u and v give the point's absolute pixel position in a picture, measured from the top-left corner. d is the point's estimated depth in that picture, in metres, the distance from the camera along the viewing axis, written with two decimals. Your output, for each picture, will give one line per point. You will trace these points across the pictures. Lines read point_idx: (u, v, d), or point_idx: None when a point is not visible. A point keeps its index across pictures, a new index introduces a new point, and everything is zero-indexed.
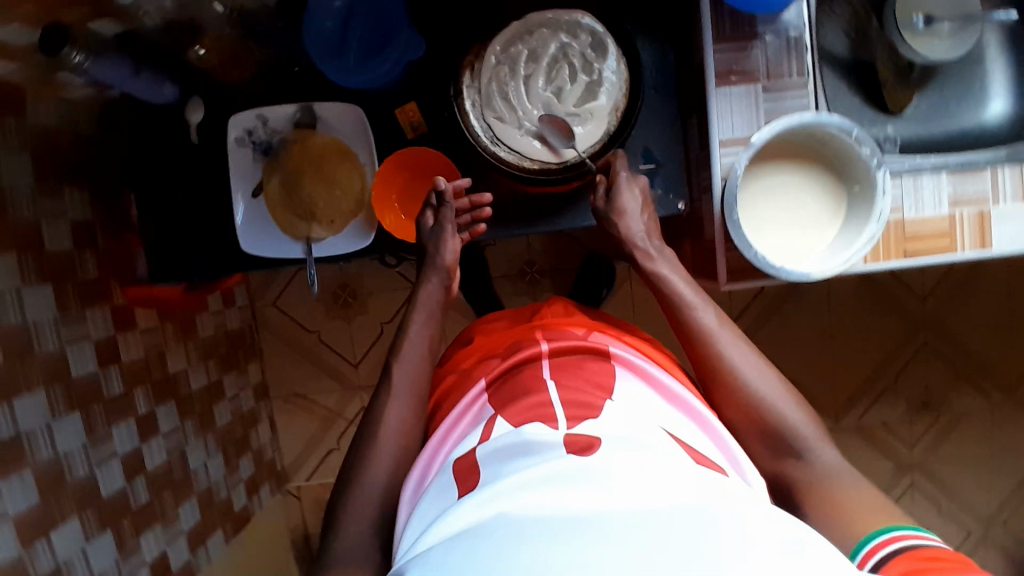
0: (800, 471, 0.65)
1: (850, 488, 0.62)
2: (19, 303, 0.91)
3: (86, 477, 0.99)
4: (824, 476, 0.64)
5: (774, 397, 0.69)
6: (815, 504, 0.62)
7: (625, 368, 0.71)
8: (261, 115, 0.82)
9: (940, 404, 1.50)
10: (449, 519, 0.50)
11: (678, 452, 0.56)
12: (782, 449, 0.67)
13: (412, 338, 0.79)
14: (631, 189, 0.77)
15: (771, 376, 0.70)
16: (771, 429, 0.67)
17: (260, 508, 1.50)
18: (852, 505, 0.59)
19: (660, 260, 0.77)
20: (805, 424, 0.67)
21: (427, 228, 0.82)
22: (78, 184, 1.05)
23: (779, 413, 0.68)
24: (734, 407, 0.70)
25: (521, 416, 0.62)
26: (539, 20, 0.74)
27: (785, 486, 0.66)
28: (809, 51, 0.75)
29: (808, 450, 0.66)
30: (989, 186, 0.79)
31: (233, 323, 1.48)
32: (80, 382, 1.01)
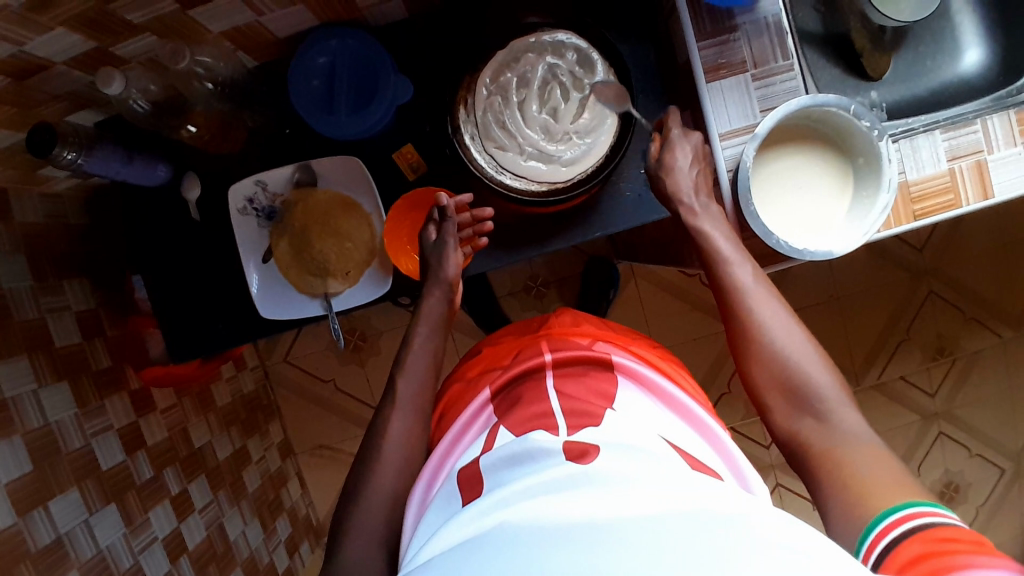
0: (822, 433, 0.66)
1: (866, 455, 0.62)
2: (38, 404, 0.89)
3: (132, 567, 0.97)
4: (844, 440, 0.65)
5: (803, 357, 0.69)
6: (828, 476, 0.63)
7: (628, 378, 0.71)
8: (260, 181, 0.82)
9: (954, 349, 1.52)
10: (449, 532, 0.51)
11: (676, 460, 0.57)
12: (804, 411, 0.68)
13: (416, 351, 0.80)
14: (682, 146, 0.76)
15: (801, 337, 0.70)
16: (794, 392, 0.68)
17: (303, 567, 1.47)
18: (868, 477, 0.60)
19: (704, 215, 0.75)
20: (831, 387, 0.68)
21: (428, 241, 0.82)
22: (76, 274, 1.04)
23: (807, 375, 0.68)
24: (765, 365, 0.70)
25: (521, 427, 0.63)
26: (523, 45, 0.75)
27: (803, 445, 0.67)
28: (790, 34, 0.76)
29: (833, 415, 0.66)
30: (982, 136, 0.81)
31: (248, 386, 1.46)
32: (110, 473, 0.99)
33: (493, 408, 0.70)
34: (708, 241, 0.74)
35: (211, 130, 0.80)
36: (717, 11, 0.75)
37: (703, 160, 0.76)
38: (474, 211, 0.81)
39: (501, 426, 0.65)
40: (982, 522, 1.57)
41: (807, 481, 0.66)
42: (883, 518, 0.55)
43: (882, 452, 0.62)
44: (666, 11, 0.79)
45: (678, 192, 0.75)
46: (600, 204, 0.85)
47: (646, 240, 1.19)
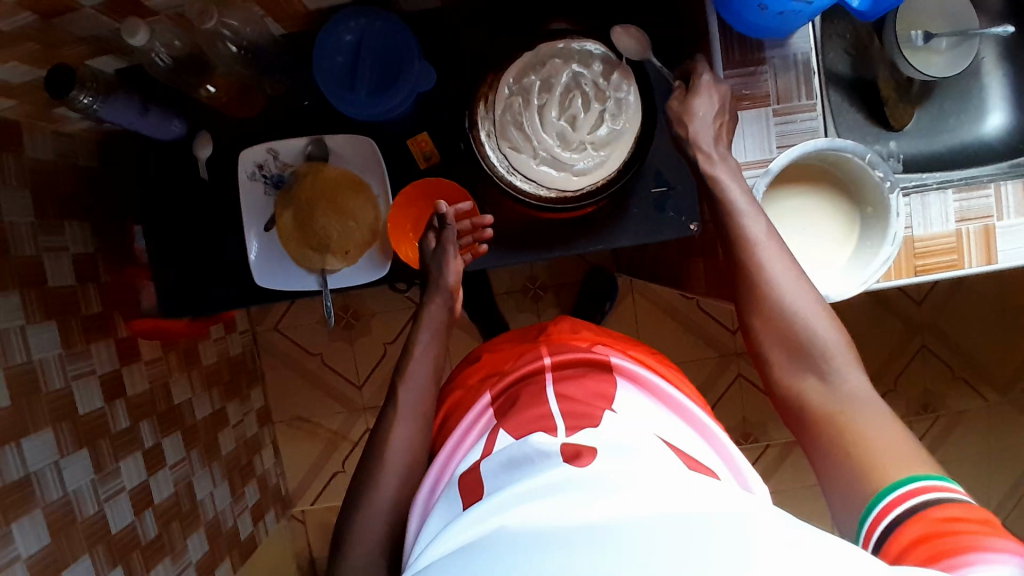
0: (821, 393, 0.65)
1: (866, 418, 0.61)
2: (24, 341, 0.89)
3: (96, 513, 0.97)
4: (842, 402, 0.63)
5: (807, 313, 0.67)
6: (827, 439, 0.62)
7: (629, 380, 0.72)
8: (272, 149, 0.83)
9: (938, 405, 1.53)
10: (451, 535, 0.52)
11: (670, 457, 0.57)
12: (805, 368, 0.66)
13: (418, 358, 0.79)
14: (707, 92, 0.73)
15: (811, 292, 0.68)
16: (798, 349, 0.66)
17: (266, 534, 1.48)
18: (868, 440, 0.60)
19: (721, 165, 0.72)
20: (836, 344, 0.66)
21: (428, 250, 0.81)
22: (79, 215, 1.04)
23: (811, 332, 0.66)
24: (769, 321, 0.68)
25: (524, 428, 0.63)
26: (550, 50, 0.75)
27: (800, 404, 0.66)
28: (817, 74, 0.76)
29: (836, 373, 0.65)
30: (994, 202, 0.81)
31: (235, 348, 1.46)
32: (87, 417, 0.99)
33: (493, 412, 0.70)
34: (722, 193, 0.71)
35: (229, 92, 0.80)
36: (748, 42, 0.75)
37: (726, 112, 0.73)
38: (473, 218, 0.81)
39: (502, 429, 0.65)
40: None
41: (804, 441, 0.65)
42: (893, 490, 0.55)
43: (878, 416, 0.61)
44: (697, 35, 0.79)
45: (698, 145, 0.72)
46: (606, 218, 0.85)
47: (649, 258, 1.19)
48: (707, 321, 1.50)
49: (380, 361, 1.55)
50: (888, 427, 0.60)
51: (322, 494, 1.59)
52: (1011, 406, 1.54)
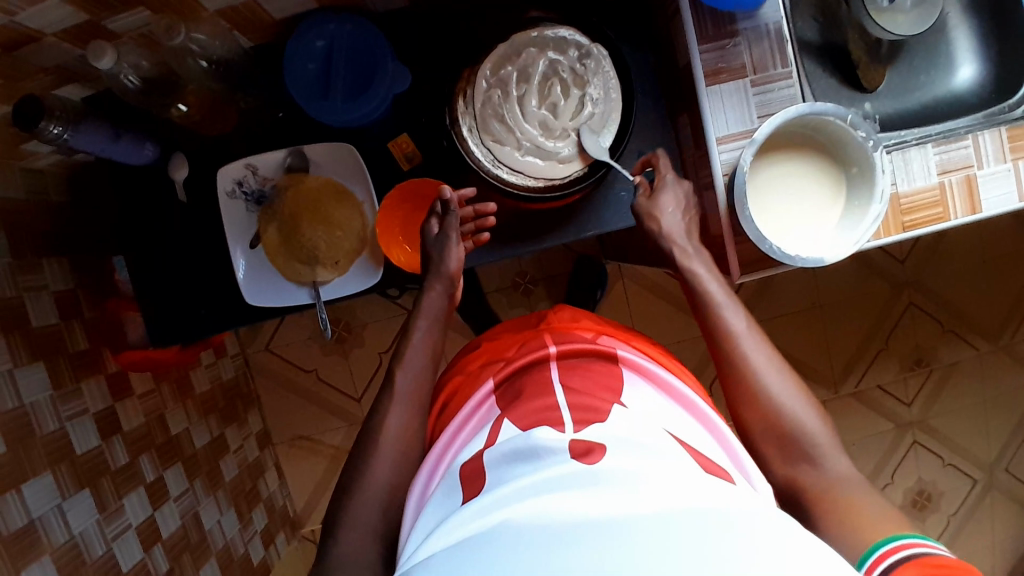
0: (812, 478, 0.66)
1: (858, 496, 0.62)
2: (13, 385, 0.87)
3: (105, 554, 0.95)
4: (833, 485, 0.64)
5: (793, 402, 0.69)
6: (823, 517, 0.63)
7: (634, 372, 0.71)
8: (250, 165, 0.81)
9: (931, 359, 1.55)
10: (448, 528, 0.51)
11: (683, 455, 0.56)
12: (795, 458, 0.68)
13: (413, 348, 0.78)
14: (672, 198, 0.77)
15: (794, 385, 0.71)
16: (786, 436, 0.68)
17: (278, 558, 1.46)
18: (864, 511, 0.61)
19: (696, 259, 0.76)
20: (823, 432, 0.68)
21: (430, 235, 0.80)
22: (56, 252, 1.01)
23: (800, 419, 0.68)
24: (758, 411, 0.70)
25: (529, 419, 0.63)
26: (524, 40, 0.75)
27: (796, 493, 0.67)
28: (790, 41, 0.77)
29: (826, 459, 0.66)
30: (972, 151, 0.82)
31: (228, 374, 1.44)
32: (86, 458, 0.96)
33: (496, 398, 0.70)
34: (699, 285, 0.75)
35: (202, 109, 0.79)
36: (719, 15, 0.75)
37: (691, 208, 0.78)
38: (475, 208, 0.80)
39: (506, 418, 0.65)
40: (953, 532, 1.60)
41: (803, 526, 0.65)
42: (881, 546, 0.56)
43: (870, 498, 0.62)
44: (667, 13, 0.79)
45: (670, 245, 0.77)
46: (594, 204, 0.85)
47: (637, 241, 1.19)
48: None
49: (376, 371, 1.54)
50: (880, 506, 0.61)
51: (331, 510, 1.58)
52: (1000, 352, 1.57)
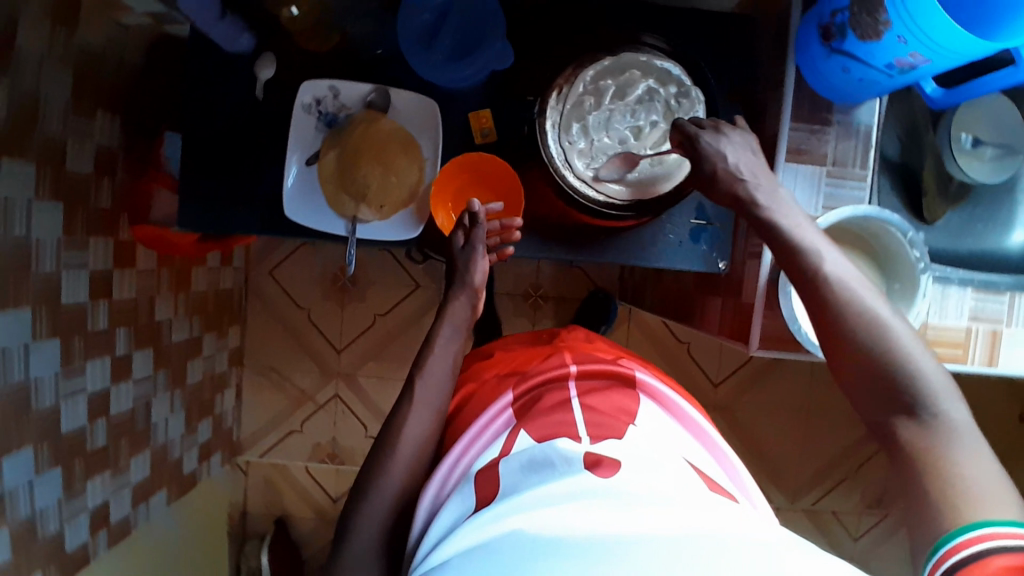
0: (914, 429, 0.54)
1: (967, 456, 0.51)
2: (27, 215, 0.84)
3: (52, 407, 0.91)
4: (943, 437, 0.53)
5: (889, 334, 0.58)
6: (914, 477, 0.53)
7: (649, 397, 0.73)
8: (334, 88, 0.82)
9: (890, 502, 1.59)
10: (462, 535, 0.54)
11: (695, 480, 0.59)
12: (894, 403, 0.56)
13: (439, 352, 0.76)
14: (714, 160, 0.71)
15: (903, 321, 0.59)
16: (884, 380, 0.57)
17: (208, 475, 1.44)
18: (961, 478, 0.50)
19: (766, 189, 0.69)
20: (933, 373, 0.56)
21: (456, 246, 0.81)
22: (112, 107, 1.00)
23: (904, 361, 0.57)
24: (848, 353, 0.59)
25: (543, 431, 0.64)
26: (632, 60, 0.78)
27: (894, 446, 0.55)
28: (874, 147, 0.80)
29: (932, 404, 0.54)
30: (1004, 309, 0.85)
31: (225, 284, 1.43)
32: (67, 309, 0.93)
33: (514, 413, 0.69)
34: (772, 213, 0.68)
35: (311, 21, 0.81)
36: (818, 101, 0.79)
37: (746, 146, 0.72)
38: (503, 221, 0.81)
39: (523, 429, 0.65)
40: None
41: (898, 483, 0.54)
42: (962, 531, 0.46)
43: (989, 464, 0.51)
44: (769, 83, 0.82)
45: (741, 172, 0.70)
46: (642, 237, 0.86)
47: (660, 291, 1.20)
48: (692, 368, 1.52)
49: (366, 329, 1.53)
50: (996, 478, 0.50)
51: (274, 448, 1.57)
52: None
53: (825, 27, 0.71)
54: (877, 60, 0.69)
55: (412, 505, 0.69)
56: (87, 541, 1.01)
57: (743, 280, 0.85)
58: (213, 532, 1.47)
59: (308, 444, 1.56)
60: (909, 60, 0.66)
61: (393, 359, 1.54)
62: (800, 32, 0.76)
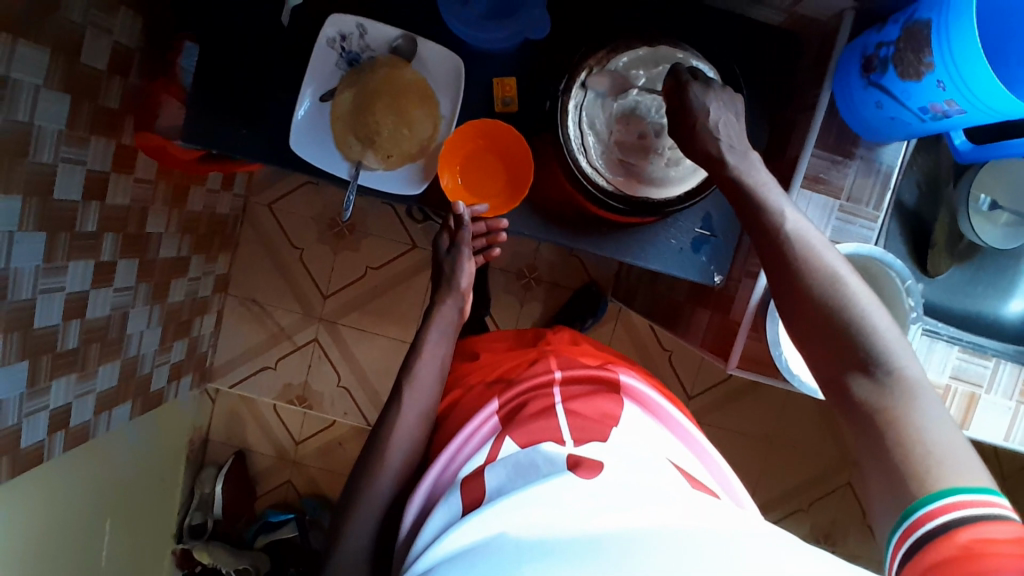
0: (870, 390, 0.55)
1: (924, 415, 0.53)
2: (33, 102, 0.81)
3: (27, 300, 0.90)
4: (897, 397, 0.54)
5: (842, 295, 0.58)
6: (873, 440, 0.54)
7: (633, 400, 0.73)
8: (361, 26, 0.80)
9: (837, 541, 1.61)
10: (450, 537, 0.54)
11: (679, 479, 0.59)
12: (849, 364, 0.56)
13: (427, 358, 0.76)
14: (698, 114, 0.67)
15: (862, 281, 0.59)
16: (841, 339, 0.57)
17: (174, 396, 1.43)
18: (918, 439, 0.52)
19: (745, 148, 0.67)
20: (889, 332, 0.57)
21: (441, 249, 0.84)
22: (134, 7, 0.97)
23: (862, 319, 0.57)
24: (803, 316, 0.59)
25: (526, 438, 0.64)
26: (668, 54, 0.76)
27: (848, 407, 0.56)
28: (892, 189, 0.79)
29: (888, 361, 0.55)
30: (987, 374, 0.85)
31: (222, 208, 1.41)
32: (58, 204, 0.92)
33: (498, 420, 0.69)
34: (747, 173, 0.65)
35: None
36: (845, 133, 0.78)
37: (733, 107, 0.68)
38: (489, 222, 0.83)
39: (507, 435, 0.65)
40: None
41: (857, 442, 0.56)
42: (930, 501, 0.49)
43: (943, 423, 0.53)
44: (800, 104, 0.80)
45: (724, 125, 0.67)
46: (642, 239, 0.85)
47: (653, 295, 1.19)
48: (670, 376, 1.52)
49: (355, 280, 1.52)
50: (950, 437, 0.52)
51: (244, 380, 1.57)
52: None
53: (868, 58, 0.70)
54: (912, 101, 0.67)
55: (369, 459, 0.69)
56: (44, 440, 1.01)
57: (734, 297, 0.84)
58: (173, 452, 1.47)
59: (278, 383, 1.56)
60: (943, 107, 0.65)
61: (377, 312, 1.53)
62: (843, 58, 0.75)
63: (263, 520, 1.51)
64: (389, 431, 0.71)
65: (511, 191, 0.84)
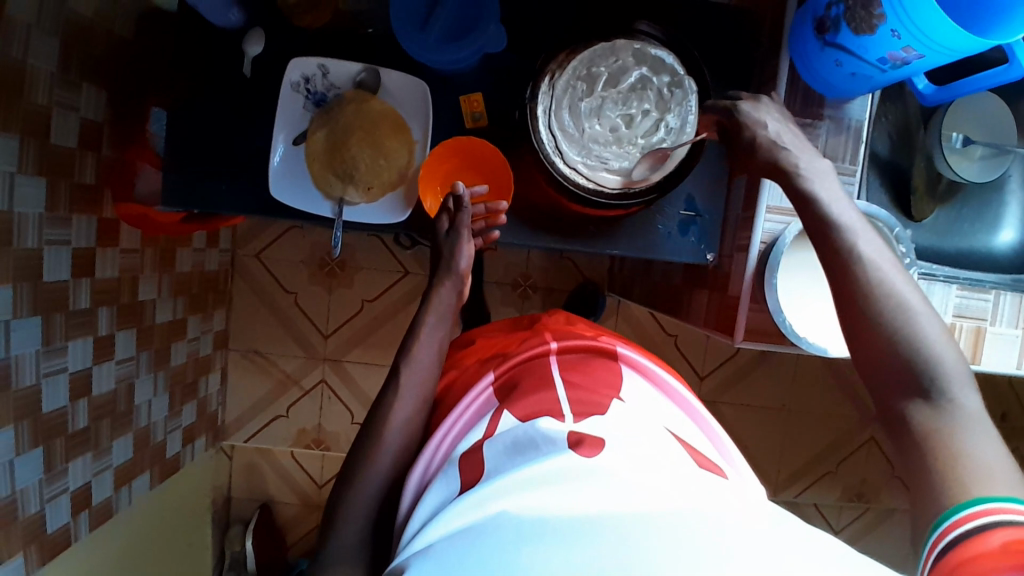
0: (926, 414, 0.55)
1: (978, 443, 0.52)
2: (9, 188, 0.82)
3: (32, 385, 0.89)
4: (952, 424, 0.53)
5: (915, 323, 0.58)
6: (919, 460, 0.53)
7: (629, 367, 0.75)
8: (323, 66, 0.81)
9: (871, 497, 1.61)
10: (448, 518, 0.53)
11: (680, 453, 0.60)
12: (911, 389, 0.56)
13: (425, 339, 0.77)
14: (753, 128, 0.73)
15: (926, 305, 0.59)
16: (902, 362, 0.57)
17: (191, 459, 1.43)
18: (966, 463, 0.51)
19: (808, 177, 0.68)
20: (950, 359, 0.56)
21: (440, 232, 0.81)
22: (98, 82, 0.98)
23: (925, 344, 0.57)
24: (867, 338, 0.59)
25: (525, 411, 0.64)
26: (626, 46, 0.77)
27: (902, 430, 0.56)
28: (864, 143, 0.81)
29: (948, 391, 0.55)
30: (990, 306, 0.85)
31: (211, 266, 1.42)
32: (49, 286, 0.92)
33: (495, 394, 0.70)
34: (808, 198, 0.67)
35: None
36: (810, 96, 0.80)
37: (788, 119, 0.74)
38: (487, 204, 0.82)
39: (505, 410, 0.65)
40: None
41: (904, 464, 0.55)
42: (961, 508, 0.48)
43: (1000, 452, 0.51)
44: (761, 75, 0.82)
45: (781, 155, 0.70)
46: (631, 228, 0.86)
47: (649, 284, 1.20)
48: (679, 361, 1.52)
49: (353, 316, 1.52)
50: (1002, 462, 0.50)
51: (258, 433, 1.56)
52: None
53: (820, 20, 0.71)
54: (870, 54, 0.68)
55: (396, 486, 0.70)
56: (68, 523, 1.00)
57: (730, 273, 0.85)
58: (198, 514, 1.46)
59: (292, 430, 1.55)
60: (902, 55, 0.66)
61: (380, 344, 1.53)
62: (795, 25, 0.76)
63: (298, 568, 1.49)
64: (412, 456, 0.72)
65: (500, 188, 0.84)
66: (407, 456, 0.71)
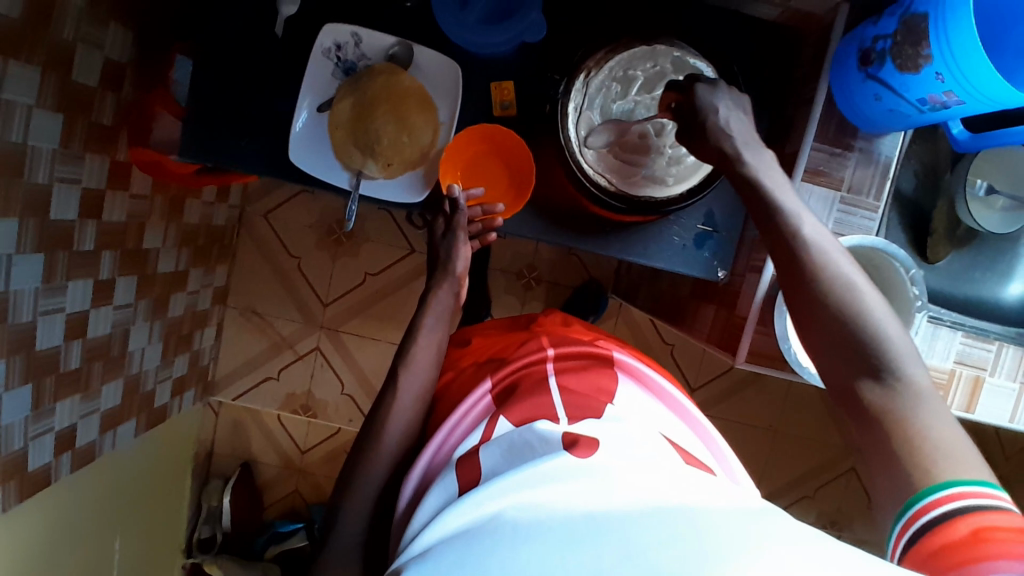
0: (877, 391, 0.56)
1: (929, 418, 0.54)
2: (26, 122, 0.81)
3: (29, 322, 0.89)
4: (904, 400, 0.55)
5: (857, 299, 0.59)
6: (879, 442, 0.55)
7: (628, 375, 0.75)
8: (357, 35, 0.80)
9: (846, 526, 1.62)
10: (445, 520, 0.53)
11: (670, 453, 0.59)
12: (860, 366, 0.57)
13: (423, 344, 0.76)
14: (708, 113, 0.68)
15: (871, 284, 0.61)
16: (852, 341, 0.58)
17: (179, 411, 1.43)
18: (923, 439, 0.53)
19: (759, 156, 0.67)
20: (898, 336, 0.58)
21: (437, 234, 0.82)
22: (125, 21, 0.96)
23: (872, 324, 0.58)
24: (813, 317, 0.60)
25: (521, 416, 0.65)
26: (665, 53, 0.77)
27: (856, 407, 0.57)
28: (891, 179, 0.80)
29: (897, 368, 0.56)
30: (991, 358, 0.86)
31: (218, 220, 1.41)
32: (55, 225, 0.91)
33: (493, 399, 0.70)
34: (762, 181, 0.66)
35: None
36: (845, 125, 0.79)
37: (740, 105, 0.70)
38: (485, 206, 0.81)
39: (501, 415, 0.66)
40: None
41: (863, 442, 0.57)
42: (931, 495, 0.50)
43: (951, 427, 0.54)
44: (798, 97, 0.81)
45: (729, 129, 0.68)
46: (646, 237, 0.85)
47: (654, 290, 1.20)
48: (673, 370, 1.53)
49: (355, 287, 1.52)
50: (950, 434, 0.53)
51: (248, 392, 1.56)
52: None
53: (865, 51, 0.70)
54: (911, 93, 0.68)
55: (384, 467, 0.70)
56: (50, 462, 1.00)
57: (740, 292, 0.85)
58: (181, 464, 1.47)
59: (282, 393, 1.56)
60: (943, 98, 0.65)
61: (379, 317, 1.53)
62: (839, 49, 0.75)
63: (273, 529, 1.50)
64: (404, 438, 0.72)
65: (516, 192, 0.84)
66: (398, 439, 0.71)
